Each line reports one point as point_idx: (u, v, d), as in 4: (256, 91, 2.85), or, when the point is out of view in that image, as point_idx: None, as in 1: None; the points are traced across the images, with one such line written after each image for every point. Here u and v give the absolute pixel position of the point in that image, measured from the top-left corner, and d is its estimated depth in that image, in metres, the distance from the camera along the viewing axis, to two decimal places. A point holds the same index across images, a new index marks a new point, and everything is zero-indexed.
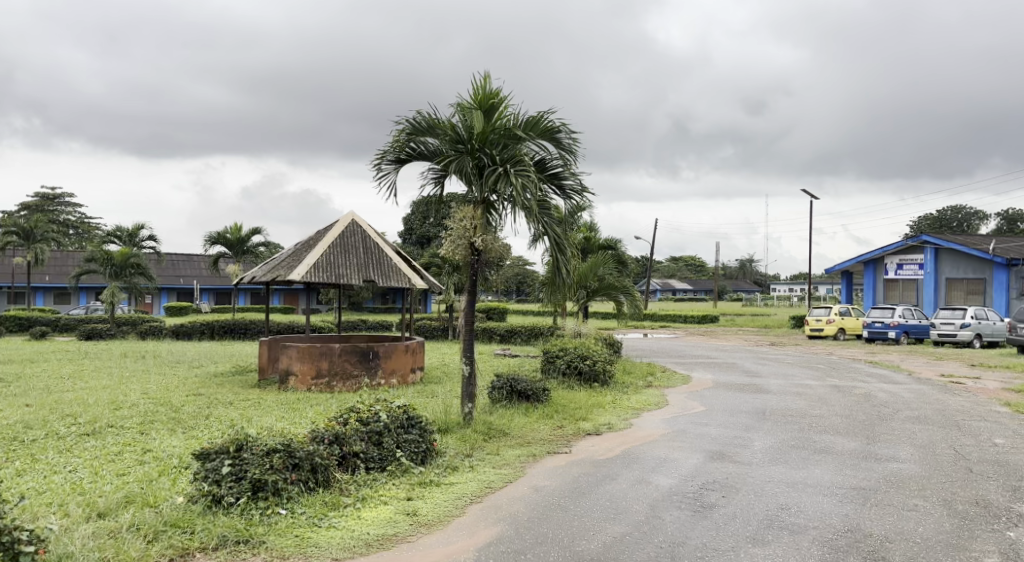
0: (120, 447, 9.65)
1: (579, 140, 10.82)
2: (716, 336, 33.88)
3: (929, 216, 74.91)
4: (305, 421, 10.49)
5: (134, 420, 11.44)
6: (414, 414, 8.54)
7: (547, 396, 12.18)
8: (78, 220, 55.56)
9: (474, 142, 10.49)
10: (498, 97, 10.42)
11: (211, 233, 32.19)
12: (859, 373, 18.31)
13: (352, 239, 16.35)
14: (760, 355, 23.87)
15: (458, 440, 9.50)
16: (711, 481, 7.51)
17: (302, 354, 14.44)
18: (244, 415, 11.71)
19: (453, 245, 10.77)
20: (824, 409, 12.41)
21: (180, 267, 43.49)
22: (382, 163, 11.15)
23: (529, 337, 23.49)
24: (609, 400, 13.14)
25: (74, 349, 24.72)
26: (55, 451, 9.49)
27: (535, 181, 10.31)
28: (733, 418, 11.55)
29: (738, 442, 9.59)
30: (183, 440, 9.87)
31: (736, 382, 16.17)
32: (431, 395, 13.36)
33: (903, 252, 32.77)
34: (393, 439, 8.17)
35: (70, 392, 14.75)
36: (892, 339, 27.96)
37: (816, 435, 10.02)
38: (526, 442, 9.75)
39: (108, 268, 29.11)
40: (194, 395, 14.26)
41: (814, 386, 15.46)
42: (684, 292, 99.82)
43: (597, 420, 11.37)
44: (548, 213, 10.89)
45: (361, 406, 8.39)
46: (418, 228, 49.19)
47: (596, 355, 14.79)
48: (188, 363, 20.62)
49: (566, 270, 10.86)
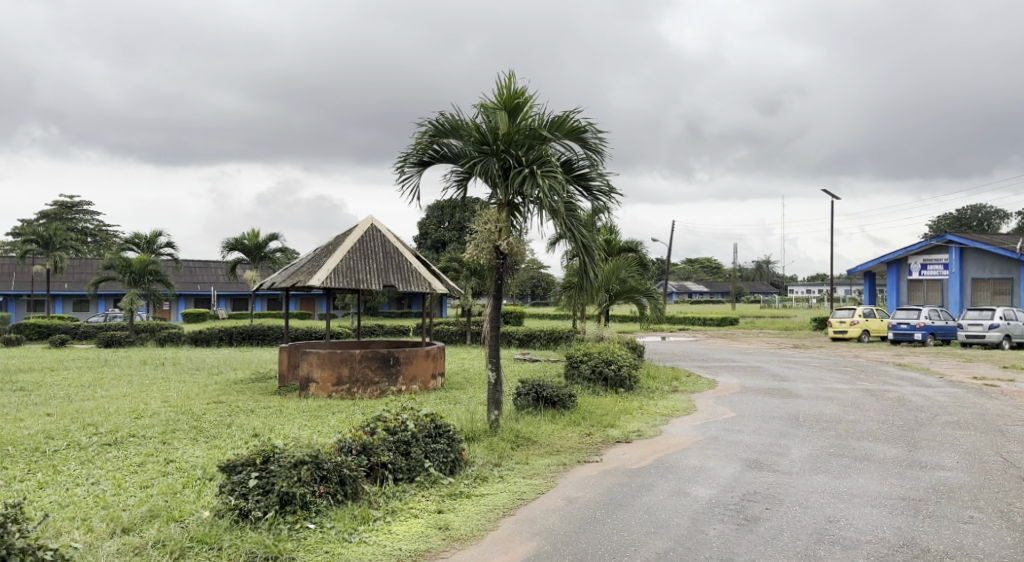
0: (143, 457, 9.48)
1: (605, 140, 10.58)
2: (738, 339, 33.51)
3: (949, 215, 74.01)
4: (328, 430, 10.30)
5: (156, 430, 11.29)
6: (442, 422, 8.30)
7: (573, 403, 11.91)
8: (96, 228, 55.83)
9: (499, 143, 10.28)
10: (523, 97, 10.21)
11: (228, 239, 32.17)
12: (889, 376, 17.97)
13: (372, 244, 16.18)
14: (785, 358, 23.50)
15: (485, 449, 9.26)
16: (752, 493, 7.29)
17: (322, 360, 14.25)
18: (267, 424, 11.54)
19: (477, 249, 10.54)
20: (859, 414, 12.12)
21: (197, 274, 43.54)
22: (404, 166, 10.97)
23: (548, 341, 23.21)
24: (636, 406, 12.87)
25: (94, 357, 24.71)
26: (78, 462, 9.34)
27: (562, 183, 10.10)
28: (765, 424, 11.30)
29: (775, 449, 9.35)
30: (206, 451, 9.70)
31: (764, 386, 15.88)
32: (454, 401, 13.14)
33: (927, 252, 32.26)
34: (421, 448, 7.94)
35: (90, 400, 14.65)
36: (917, 341, 27.49)
37: (855, 442, 9.76)
38: (554, 450, 9.51)
39: (126, 275, 29.13)
40: (215, 402, 14.12)
41: (845, 390, 15.16)
42: (701, 294, 99.23)
43: (625, 427, 11.13)
44: (574, 215, 10.66)
45: (388, 414, 8.16)
46: (434, 232, 49.05)
47: (620, 359, 14.53)
48: (207, 370, 20.52)
49: (593, 273, 10.64)
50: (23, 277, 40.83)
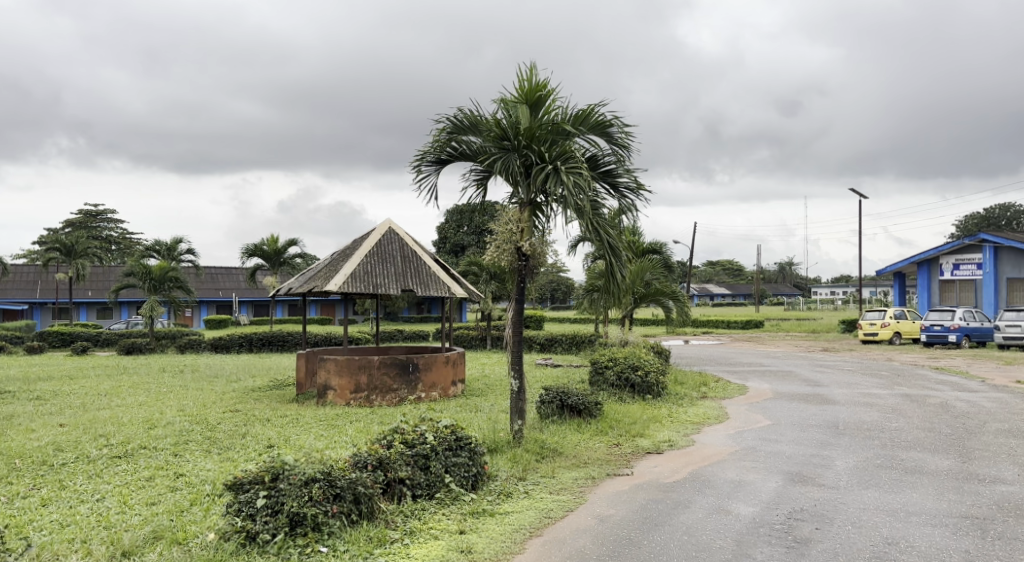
0: (152, 471, 9.06)
1: (632, 134, 10.07)
2: (764, 342, 32.70)
3: (977, 215, 72.59)
4: (345, 442, 9.84)
5: (169, 441, 10.89)
6: (464, 434, 7.79)
7: (599, 411, 11.36)
8: (120, 236, 55.98)
9: (520, 138, 9.79)
10: (546, 90, 9.73)
11: (248, 244, 31.95)
12: (928, 380, 17.30)
13: (389, 248, 15.75)
14: (815, 362, 22.88)
15: (509, 462, 8.77)
16: (799, 510, 6.87)
17: (340, 367, 13.86)
18: (283, 435, 11.11)
19: (498, 251, 10.05)
20: (902, 422, 11.58)
21: (219, 280, 43.43)
22: (421, 165, 10.52)
23: (570, 345, 22.65)
24: (665, 413, 12.31)
25: (114, 364, 24.49)
26: (85, 476, 8.94)
27: (588, 180, 9.60)
28: (804, 433, 10.76)
29: (817, 461, 8.87)
30: (218, 464, 9.27)
31: (798, 392, 15.28)
32: (475, 409, 12.65)
33: (958, 252, 31.38)
34: (441, 463, 7.46)
35: (106, 410, 14.31)
36: (952, 343, 26.68)
37: (903, 453, 9.25)
38: (582, 462, 9.00)
39: (147, 282, 28.89)
40: (232, 411, 13.74)
41: (884, 396, 14.54)
42: (723, 297, 98.21)
43: (655, 436, 10.59)
44: (601, 214, 10.14)
45: (405, 426, 7.66)
46: (453, 236, 48.65)
47: (648, 364, 13.96)
48: (226, 377, 20.20)
49: (621, 275, 10.12)
50: (47, 286, 40.85)
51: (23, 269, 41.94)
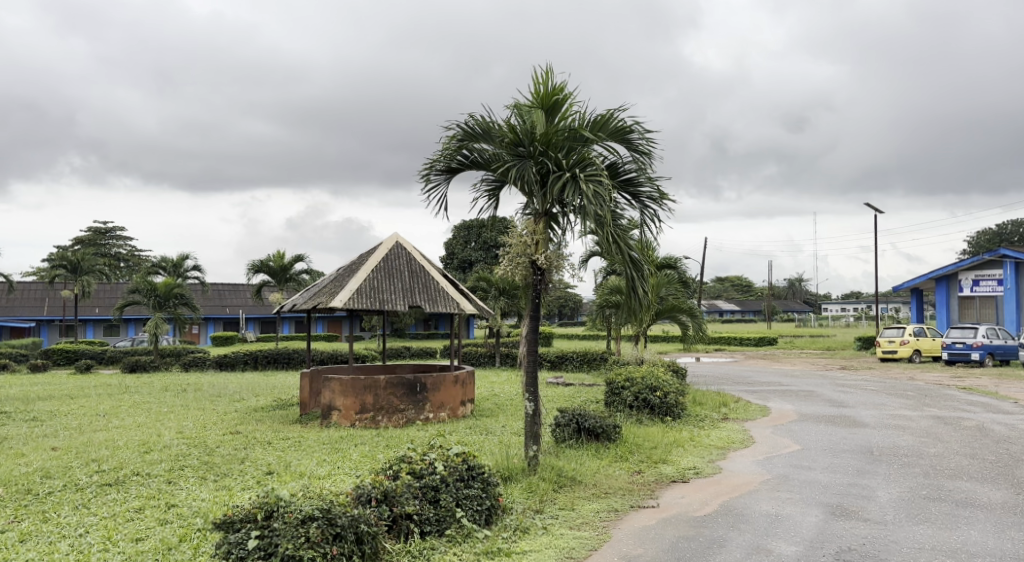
0: (142, 501, 8.45)
1: (654, 141, 9.50)
2: (780, 360, 31.89)
3: (989, 232, 71.72)
4: (348, 470, 9.23)
5: (163, 467, 10.31)
6: (475, 462, 7.19)
7: (618, 434, 10.71)
8: (128, 253, 55.74)
9: (536, 144, 9.24)
10: (563, 94, 9.20)
11: (254, 261, 31.47)
12: (958, 400, 16.59)
13: (396, 263, 15.18)
14: (836, 381, 22.13)
15: (523, 492, 8.15)
16: (846, 550, 6.33)
17: (345, 388, 13.26)
18: (283, 460, 10.51)
19: (511, 265, 9.47)
20: (940, 446, 10.97)
21: (226, 297, 42.95)
22: (430, 174, 9.98)
23: (582, 363, 21.93)
24: (687, 437, 11.63)
25: (115, 383, 23.90)
26: (71, 507, 8.34)
27: (608, 189, 9.01)
28: (838, 459, 10.16)
29: (856, 492, 8.36)
30: (213, 493, 8.67)
31: (823, 413, 14.62)
32: (486, 432, 12.03)
33: (978, 267, 30.62)
34: (451, 495, 6.85)
35: (102, 433, 13.72)
36: (975, 361, 25.89)
37: (948, 483, 8.71)
38: (602, 492, 8.35)
39: (152, 299, 28.38)
40: (232, 433, 13.15)
41: (914, 417, 13.89)
42: (732, 313, 97.18)
43: (679, 462, 9.93)
44: (621, 225, 9.53)
45: (413, 455, 7.07)
46: (460, 252, 48.13)
47: (667, 385, 13.29)
48: (229, 397, 19.58)
49: (643, 291, 9.48)
50: (54, 303, 40.41)
51: (29, 286, 41.51)
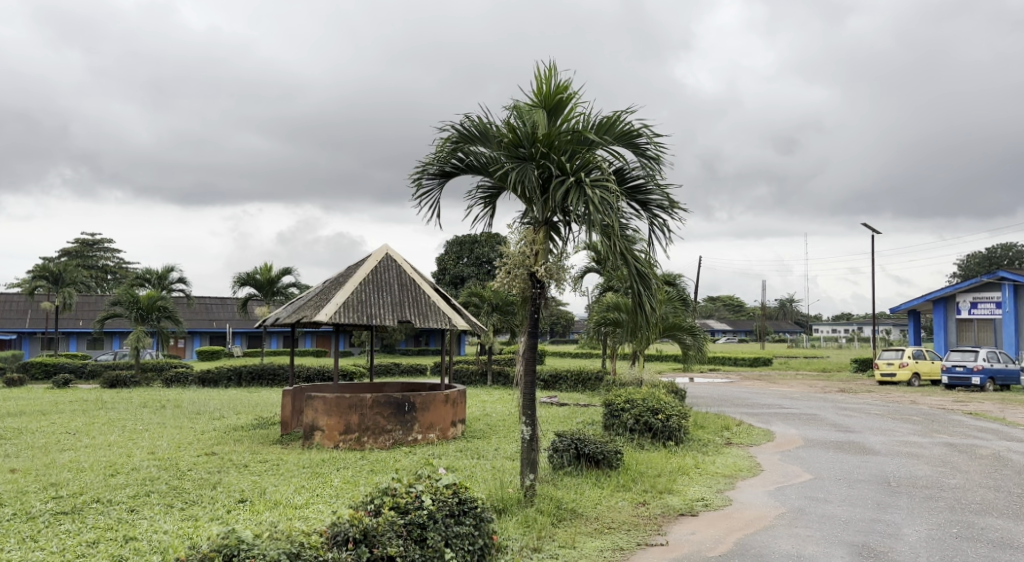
0: (98, 533, 7.69)
1: (663, 146, 8.89)
2: (777, 381, 31.14)
3: (978, 256, 71.46)
4: (328, 500, 8.47)
5: (128, 492, 9.53)
6: (467, 495, 6.51)
7: (619, 460, 9.98)
8: (116, 265, 54.80)
9: (537, 145, 8.61)
10: (567, 92, 8.57)
11: (240, 273, 30.66)
12: (967, 426, 15.91)
13: (386, 275, 14.48)
14: (838, 404, 21.45)
15: (519, 526, 7.46)
16: None
17: (329, 406, 12.51)
18: (258, 485, 9.75)
19: (508, 277, 8.80)
20: (962, 476, 10.30)
21: (213, 311, 42.05)
22: (422, 178, 9.35)
23: (576, 382, 21.20)
24: (691, 463, 10.93)
25: (93, 398, 23.01)
26: (18, 540, 7.57)
27: (614, 196, 8.38)
28: (855, 490, 9.47)
29: (881, 529, 7.66)
30: (177, 524, 7.92)
31: (831, 438, 13.91)
32: (477, 456, 11.27)
33: (976, 289, 30.11)
34: (440, 534, 6.13)
35: (69, 453, 12.91)
36: (975, 385, 25.25)
37: (978, 519, 8.04)
38: (606, 527, 7.66)
39: (134, 312, 27.51)
40: (207, 454, 12.36)
41: (925, 444, 13.22)
42: (723, 333, 96.70)
43: (685, 493, 9.21)
44: (628, 235, 8.88)
45: (397, 487, 6.35)
46: (452, 268, 47.36)
47: (669, 407, 12.58)
48: (210, 415, 18.71)
49: (651, 307, 8.78)
50: (37, 315, 39.46)
51: (12, 299, 40.54)
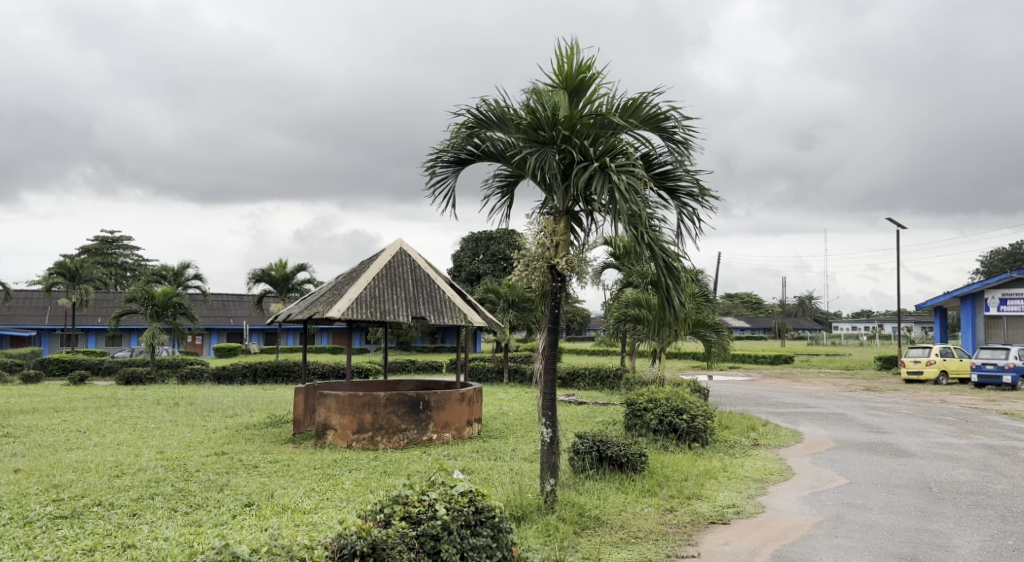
0: (96, 540, 7.30)
1: (692, 129, 8.41)
2: (800, 379, 30.46)
3: (1001, 253, 70.36)
4: (338, 506, 8.02)
5: (131, 495, 9.13)
6: (485, 503, 6.03)
7: (644, 463, 9.45)
8: (135, 262, 54.81)
9: (558, 129, 8.12)
10: (589, 72, 8.10)
11: (255, 271, 30.34)
12: (1004, 427, 15.28)
13: (400, 271, 14.02)
14: (865, 403, 20.84)
15: (539, 534, 7.01)
16: None
17: (342, 405, 12.09)
18: (267, 488, 9.35)
19: (527, 270, 8.32)
20: (1008, 482, 9.72)
21: (230, 308, 41.82)
22: (437, 166, 8.93)
23: (595, 380, 20.68)
24: (719, 466, 10.39)
25: (107, 396, 22.73)
26: (12, 546, 7.19)
27: (642, 180, 7.88)
28: (895, 496, 8.91)
29: (929, 541, 7.12)
30: (178, 530, 7.53)
31: (862, 439, 13.34)
32: (494, 457, 10.82)
33: (1005, 285, 29.27)
34: (454, 546, 5.71)
35: (75, 452, 12.54)
36: (1006, 384, 24.51)
37: None
38: (632, 537, 7.17)
39: (149, 308, 27.23)
40: (217, 454, 11.96)
41: (964, 446, 12.61)
42: (742, 329, 95.84)
43: (715, 499, 8.68)
44: (655, 223, 8.38)
45: (410, 494, 5.90)
46: (468, 265, 46.89)
47: (694, 407, 12.05)
48: (222, 413, 18.35)
49: (680, 300, 8.24)
50: (56, 312, 39.41)
51: (31, 295, 40.49)
